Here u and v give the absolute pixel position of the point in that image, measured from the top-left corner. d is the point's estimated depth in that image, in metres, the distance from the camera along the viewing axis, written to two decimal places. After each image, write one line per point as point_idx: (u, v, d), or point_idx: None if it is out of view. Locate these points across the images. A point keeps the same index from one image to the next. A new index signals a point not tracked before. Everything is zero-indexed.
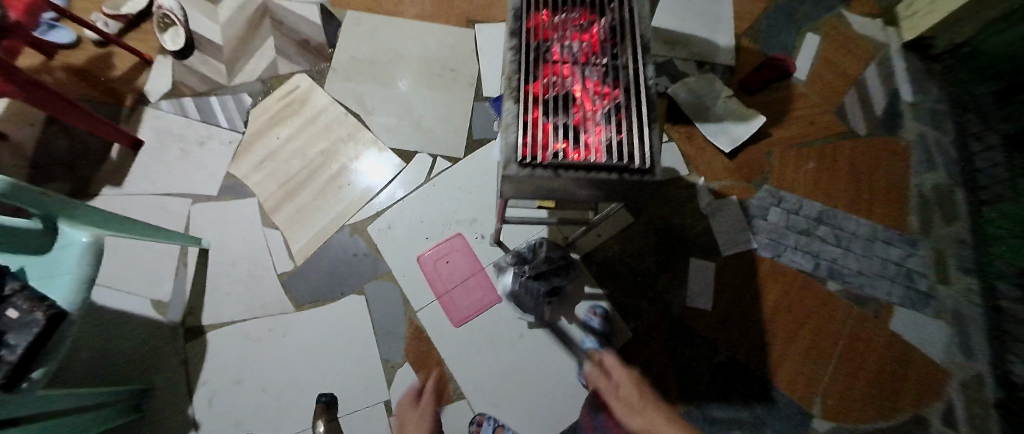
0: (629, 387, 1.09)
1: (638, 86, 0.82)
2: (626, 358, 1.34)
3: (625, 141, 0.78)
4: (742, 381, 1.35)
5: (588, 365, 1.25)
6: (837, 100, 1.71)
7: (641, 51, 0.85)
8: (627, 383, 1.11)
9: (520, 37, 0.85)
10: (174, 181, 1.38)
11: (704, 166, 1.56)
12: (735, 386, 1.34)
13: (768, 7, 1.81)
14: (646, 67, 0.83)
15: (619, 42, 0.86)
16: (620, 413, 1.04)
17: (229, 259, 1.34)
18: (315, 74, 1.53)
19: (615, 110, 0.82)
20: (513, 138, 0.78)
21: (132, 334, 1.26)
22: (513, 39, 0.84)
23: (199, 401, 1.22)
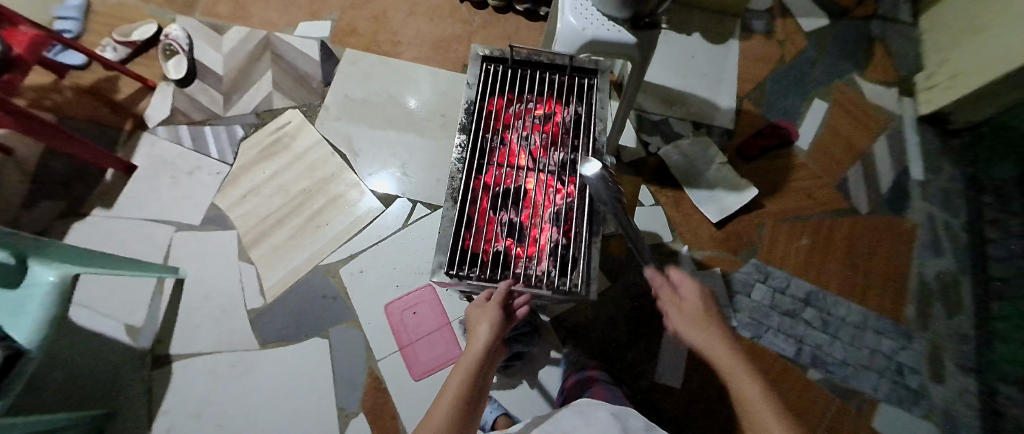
0: (706, 317, 0.79)
1: (584, 196, 0.81)
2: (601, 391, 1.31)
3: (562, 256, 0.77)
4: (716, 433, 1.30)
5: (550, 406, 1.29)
6: (841, 173, 1.62)
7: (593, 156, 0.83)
8: (706, 318, 0.79)
9: (469, 128, 0.83)
10: (162, 207, 1.42)
11: (689, 234, 1.51)
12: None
13: (776, 69, 1.75)
14: None
15: (570, 145, 0.86)
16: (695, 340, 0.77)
17: (204, 290, 1.36)
18: (308, 110, 1.56)
19: (558, 218, 0.80)
20: (447, 239, 0.75)
21: (98, 356, 1.27)
22: (463, 133, 0.83)
23: (156, 430, 1.23)
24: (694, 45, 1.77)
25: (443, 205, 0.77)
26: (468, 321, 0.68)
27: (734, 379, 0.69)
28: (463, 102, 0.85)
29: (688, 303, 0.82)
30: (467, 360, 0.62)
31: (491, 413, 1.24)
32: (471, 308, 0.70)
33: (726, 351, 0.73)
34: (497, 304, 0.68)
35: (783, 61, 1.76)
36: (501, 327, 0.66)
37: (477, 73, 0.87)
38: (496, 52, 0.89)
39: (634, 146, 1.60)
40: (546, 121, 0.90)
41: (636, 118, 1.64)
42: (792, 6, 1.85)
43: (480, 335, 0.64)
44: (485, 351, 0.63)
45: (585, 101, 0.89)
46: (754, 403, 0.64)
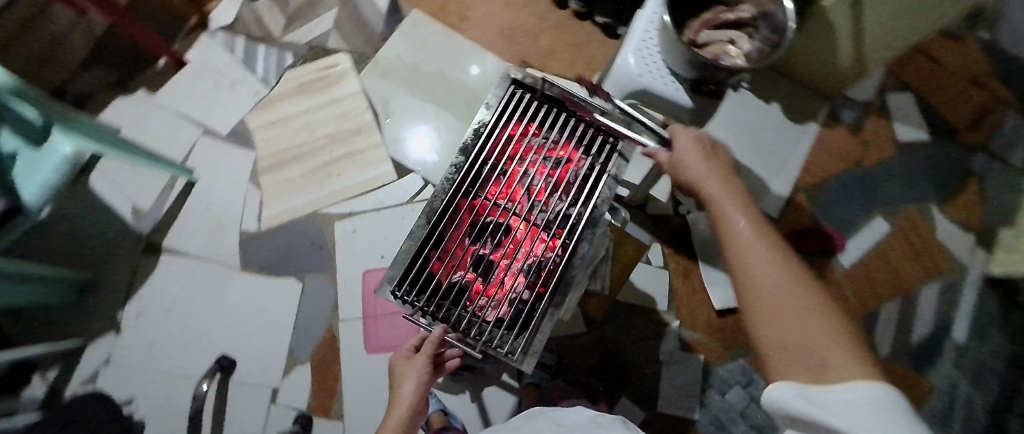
0: (712, 168, 0.74)
1: (560, 261, 0.78)
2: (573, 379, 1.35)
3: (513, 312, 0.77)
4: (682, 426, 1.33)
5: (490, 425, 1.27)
6: (873, 305, 1.47)
7: (587, 224, 0.79)
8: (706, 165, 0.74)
9: (470, 152, 0.81)
10: (197, 108, 1.47)
11: (685, 310, 1.42)
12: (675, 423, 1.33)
13: (846, 170, 1.58)
14: (580, 244, 0.78)
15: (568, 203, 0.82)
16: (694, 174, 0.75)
17: (209, 198, 1.42)
18: (357, 58, 1.55)
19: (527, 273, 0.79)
20: (406, 258, 0.76)
21: (101, 226, 1.36)
22: (462, 155, 0.81)
23: (130, 310, 1.33)
24: (768, 116, 1.61)
25: (415, 222, 0.77)
26: (395, 375, 0.73)
27: (723, 211, 0.65)
28: (473, 122, 0.82)
29: (690, 161, 0.76)
30: (394, 417, 0.66)
31: (432, 405, 1.25)
32: (399, 361, 0.74)
33: (722, 193, 0.69)
34: (424, 358, 0.73)
35: (859, 164, 1.59)
36: (427, 381, 0.71)
37: (499, 96, 0.83)
38: (529, 77, 0.83)
39: (664, 201, 1.49)
40: (557, 165, 0.84)
41: None
42: (893, 105, 1.62)
43: (405, 391, 0.69)
44: (411, 409, 0.67)
45: (603, 160, 0.83)
46: (739, 234, 0.61)
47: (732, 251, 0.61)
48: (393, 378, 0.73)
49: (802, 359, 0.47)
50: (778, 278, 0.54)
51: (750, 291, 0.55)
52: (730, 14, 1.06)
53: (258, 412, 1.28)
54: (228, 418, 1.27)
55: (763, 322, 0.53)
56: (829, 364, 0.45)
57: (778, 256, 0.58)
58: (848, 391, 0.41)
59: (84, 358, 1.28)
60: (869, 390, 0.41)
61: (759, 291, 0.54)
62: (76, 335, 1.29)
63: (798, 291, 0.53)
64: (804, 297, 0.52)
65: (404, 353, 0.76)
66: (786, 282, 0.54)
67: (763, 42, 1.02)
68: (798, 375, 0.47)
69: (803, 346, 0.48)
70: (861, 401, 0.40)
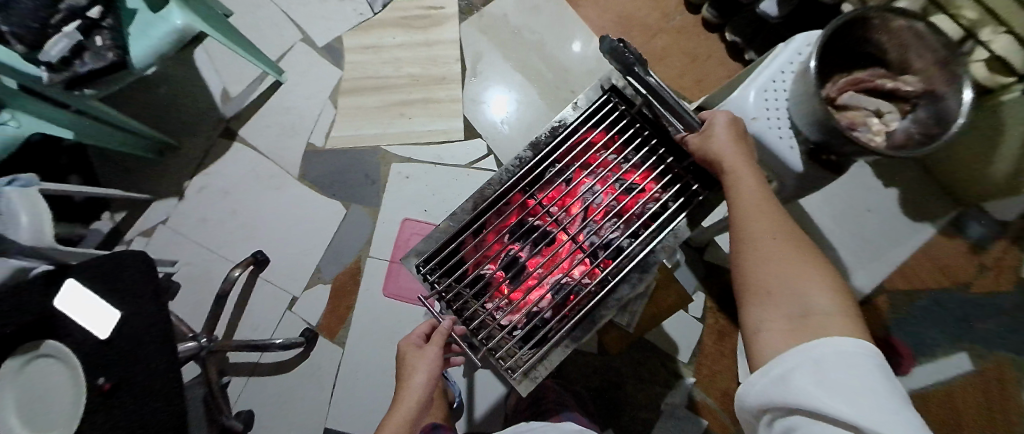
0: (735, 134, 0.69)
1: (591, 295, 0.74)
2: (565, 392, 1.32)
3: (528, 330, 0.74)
4: None
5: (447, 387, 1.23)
6: None
7: (638, 266, 0.73)
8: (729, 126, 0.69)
9: (541, 150, 0.77)
10: (303, 13, 1.50)
11: (706, 370, 1.33)
12: None
13: (948, 290, 1.35)
14: (619, 286, 0.73)
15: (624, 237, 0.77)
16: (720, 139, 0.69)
17: (289, 102, 1.46)
18: (465, 7, 1.50)
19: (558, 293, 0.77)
20: (441, 238, 0.76)
21: (192, 98, 1.45)
22: (531, 149, 0.77)
23: (195, 182, 1.43)
24: (878, 200, 1.42)
25: (463, 203, 0.76)
26: (404, 363, 0.76)
27: (736, 176, 0.64)
28: (554, 119, 0.78)
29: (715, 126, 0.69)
30: (403, 409, 0.70)
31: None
32: (408, 348, 0.78)
33: (737, 156, 0.66)
34: (434, 350, 0.76)
35: (967, 288, 1.34)
36: (435, 374, 0.75)
37: (590, 100, 0.77)
38: (629, 90, 0.77)
39: (725, 252, 1.37)
40: (626, 192, 0.79)
41: None
42: None
43: (414, 382, 0.73)
44: (418, 402, 0.71)
45: (680, 204, 0.75)
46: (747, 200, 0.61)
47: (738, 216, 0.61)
48: (402, 366, 0.76)
49: (789, 312, 0.50)
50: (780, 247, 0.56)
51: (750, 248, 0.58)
52: (887, 82, 0.91)
53: (274, 311, 1.36)
54: (249, 307, 1.36)
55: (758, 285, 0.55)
56: (812, 315, 0.49)
57: (783, 224, 0.58)
58: (823, 340, 0.45)
59: (149, 210, 1.41)
60: (839, 339, 0.45)
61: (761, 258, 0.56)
62: (147, 188, 1.42)
63: (793, 257, 0.54)
64: (799, 265, 0.54)
65: (415, 340, 0.79)
66: (783, 247, 0.56)
67: (916, 125, 0.89)
68: (781, 329, 0.50)
69: (791, 300, 0.51)
70: (846, 355, 0.43)
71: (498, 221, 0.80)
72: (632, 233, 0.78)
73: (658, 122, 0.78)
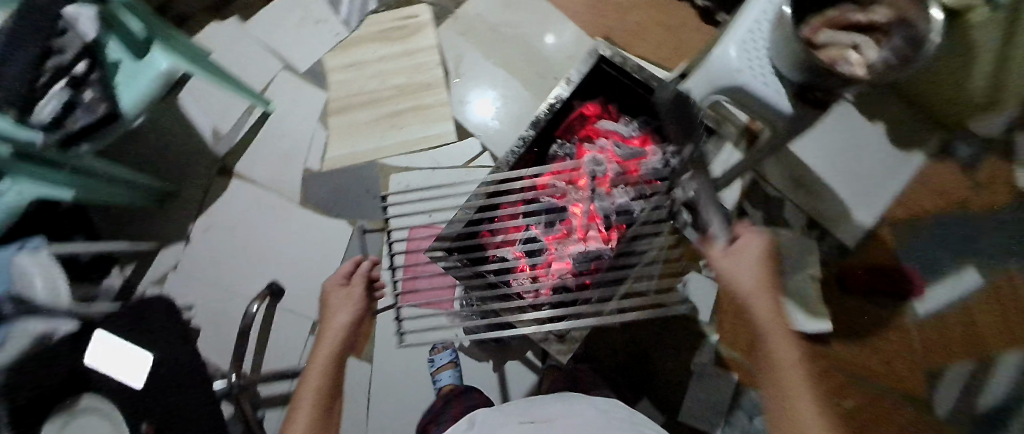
0: (766, 280, 0.60)
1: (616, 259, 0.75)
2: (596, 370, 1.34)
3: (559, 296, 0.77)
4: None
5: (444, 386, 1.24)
6: (941, 363, 1.29)
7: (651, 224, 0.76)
8: (761, 266, 0.61)
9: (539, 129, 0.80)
10: (282, 43, 1.52)
11: (728, 328, 1.34)
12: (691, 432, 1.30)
13: (948, 212, 1.38)
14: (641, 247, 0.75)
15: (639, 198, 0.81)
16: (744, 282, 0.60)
17: (280, 131, 1.48)
18: (437, 11, 1.53)
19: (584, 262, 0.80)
20: (458, 224, 0.77)
21: (184, 142, 1.46)
22: (535, 126, 0.80)
23: (199, 224, 1.43)
24: (866, 136, 1.45)
25: (476, 188, 0.79)
26: (329, 304, 0.78)
27: (771, 344, 0.56)
28: (552, 95, 0.81)
29: (745, 270, 0.61)
30: (325, 343, 0.71)
31: (447, 377, 1.26)
32: (334, 289, 0.80)
33: (767, 314, 0.58)
34: (358, 290, 0.80)
35: (964, 207, 1.37)
36: (359, 312, 0.78)
37: (582, 72, 0.80)
38: (618, 57, 0.79)
39: (728, 209, 1.41)
40: (629, 156, 0.83)
41: (750, 182, 1.43)
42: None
43: (336, 318, 0.74)
44: (342, 334, 0.73)
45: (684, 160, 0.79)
46: (790, 373, 0.53)
47: (777, 383, 0.54)
48: (326, 307, 0.78)
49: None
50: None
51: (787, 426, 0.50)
52: (858, 16, 0.95)
53: (298, 338, 1.37)
54: (273, 339, 1.37)
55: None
56: None
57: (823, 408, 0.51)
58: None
59: (158, 259, 1.42)
60: None
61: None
62: (153, 237, 1.42)
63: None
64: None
65: (338, 281, 0.82)
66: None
67: (892, 53, 0.87)
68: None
69: None
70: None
71: (512, 203, 0.85)
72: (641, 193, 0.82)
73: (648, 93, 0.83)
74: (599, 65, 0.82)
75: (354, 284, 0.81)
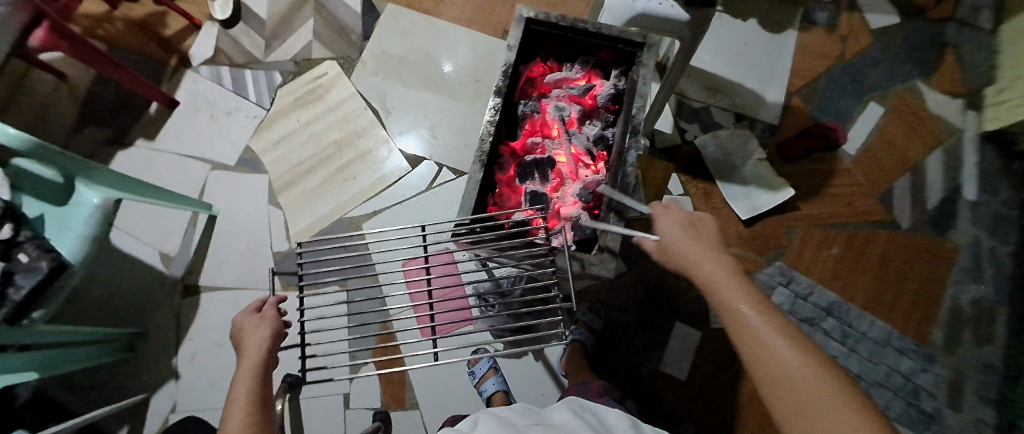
0: (706, 249, 0.69)
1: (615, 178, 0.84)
2: (625, 317, 1.37)
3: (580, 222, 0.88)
4: None
5: (496, 395, 1.21)
6: (886, 184, 1.50)
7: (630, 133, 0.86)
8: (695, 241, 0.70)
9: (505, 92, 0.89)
10: (202, 146, 1.48)
11: (715, 229, 1.48)
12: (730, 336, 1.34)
13: (833, 66, 1.61)
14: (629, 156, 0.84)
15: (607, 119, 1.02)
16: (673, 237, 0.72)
17: (234, 229, 1.42)
18: (344, 62, 1.57)
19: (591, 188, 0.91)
20: (470, 201, 0.83)
21: (135, 279, 1.37)
22: (498, 96, 0.87)
23: (184, 353, 1.33)
24: (747, 32, 1.66)
25: (471, 168, 0.84)
26: (240, 332, 0.64)
27: (720, 291, 0.62)
28: (501, 65, 0.88)
29: (675, 230, 0.73)
30: (246, 367, 0.58)
31: (492, 384, 1.23)
32: (243, 317, 0.66)
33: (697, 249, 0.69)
34: (276, 311, 0.67)
35: (843, 58, 1.62)
36: (281, 333, 0.65)
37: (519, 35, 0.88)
38: (542, 15, 0.90)
39: (670, 132, 1.56)
40: (584, 92, 1.02)
41: (676, 104, 1.59)
42: None
43: (253, 341, 0.61)
44: (266, 353, 0.60)
45: (626, 77, 0.99)
46: (740, 314, 0.57)
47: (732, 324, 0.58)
48: (235, 339, 0.64)
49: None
50: (793, 359, 0.51)
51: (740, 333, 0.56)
52: None
53: (335, 417, 1.28)
54: (308, 429, 1.27)
55: (786, 402, 0.48)
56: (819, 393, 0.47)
57: (779, 324, 0.55)
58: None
59: (150, 409, 1.28)
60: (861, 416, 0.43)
61: (771, 363, 0.51)
62: (136, 389, 1.29)
63: (811, 370, 0.49)
64: (816, 373, 0.49)
65: (250, 310, 0.68)
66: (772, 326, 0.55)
67: None
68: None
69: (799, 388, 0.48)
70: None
71: (505, 173, 0.98)
72: (605, 122, 1.01)
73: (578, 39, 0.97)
74: (528, 27, 0.93)
75: (268, 305, 0.68)
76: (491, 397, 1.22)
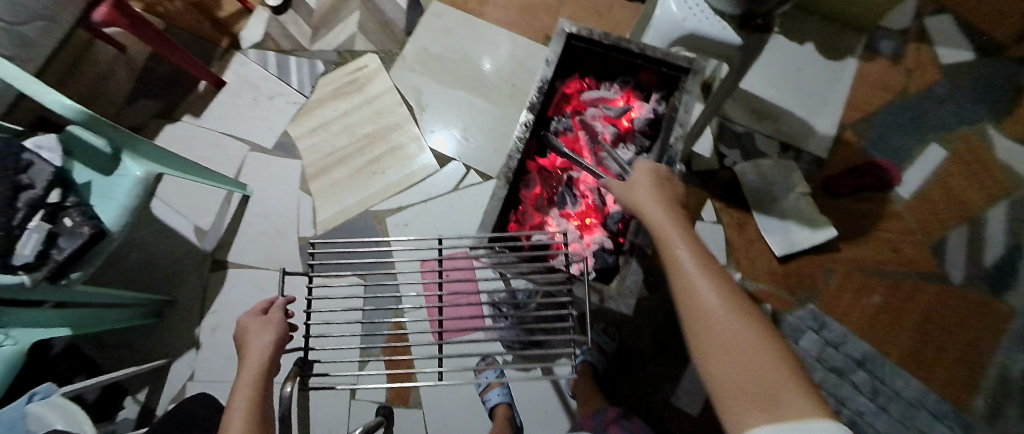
0: (666, 209, 0.67)
1: None
2: (640, 342, 1.33)
3: (605, 250, 0.91)
4: None
5: (500, 407, 1.20)
6: (939, 233, 1.39)
7: (665, 163, 0.83)
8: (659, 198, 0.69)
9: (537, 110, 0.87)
10: (243, 127, 1.53)
11: (746, 262, 1.42)
12: None
13: (893, 101, 1.51)
14: None
15: (641, 142, 1.00)
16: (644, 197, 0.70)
17: (265, 210, 1.46)
18: (385, 56, 1.59)
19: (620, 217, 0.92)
20: (492, 217, 0.81)
21: (170, 249, 1.43)
22: (531, 112, 0.86)
23: (207, 325, 1.38)
24: (802, 57, 1.57)
25: (495, 185, 0.82)
26: (244, 335, 0.67)
27: (671, 252, 0.61)
28: (538, 79, 0.87)
29: (643, 190, 0.71)
30: (248, 369, 0.63)
31: (497, 395, 1.22)
32: (248, 320, 0.70)
33: (657, 208, 0.67)
34: (280, 316, 0.71)
35: (905, 93, 1.51)
36: (284, 337, 0.69)
37: (558, 50, 0.86)
38: (584, 30, 0.87)
39: (707, 156, 1.50)
40: (620, 114, 1.00)
41: (717, 127, 1.52)
42: (933, 28, 1.54)
43: (256, 346, 0.65)
44: (267, 359, 0.64)
45: (667, 101, 0.97)
46: (687, 272, 0.57)
47: (678, 280, 0.58)
48: (240, 340, 0.68)
49: (758, 405, 0.45)
50: (732, 321, 0.52)
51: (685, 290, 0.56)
52: None
53: (340, 406, 1.30)
54: (314, 415, 1.30)
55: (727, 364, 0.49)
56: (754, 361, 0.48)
57: (723, 286, 0.56)
58: (805, 426, 0.41)
59: (170, 375, 1.34)
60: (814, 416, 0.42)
61: (714, 327, 0.52)
62: (160, 355, 1.35)
63: (757, 343, 0.49)
64: (756, 339, 0.50)
65: (255, 313, 0.72)
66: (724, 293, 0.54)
67: None
68: (755, 418, 0.45)
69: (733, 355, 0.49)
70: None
71: (529, 191, 0.97)
72: (639, 147, 0.99)
73: (620, 58, 0.94)
74: (569, 42, 0.91)
75: (273, 310, 0.72)
76: (494, 408, 1.21)
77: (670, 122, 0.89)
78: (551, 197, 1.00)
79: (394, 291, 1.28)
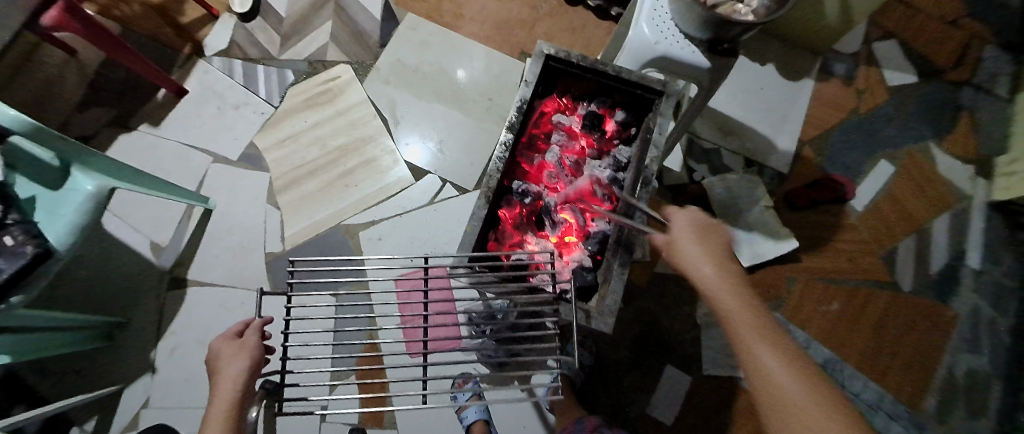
0: (712, 254, 0.66)
1: (623, 228, 0.85)
2: (615, 353, 1.35)
3: (586, 267, 0.92)
4: (730, 385, 1.31)
5: (476, 424, 1.19)
6: (890, 243, 1.48)
7: (642, 183, 0.86)
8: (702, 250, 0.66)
9: (516, 131, 0.88)
10: (206, 137, 1.47)
11: None
12: (721, 384, 1.31)
13: (846, 120, 1.60)
14: (640, 206, 0.85)
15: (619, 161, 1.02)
16: (686, 240, 0.68)
17: (229, 225, 1.40)
18: (359, 67, 1.56)
19: (600, 235, 0.95)
20: (471, 237, 0.81)
21: (124, 267, 1.34)
22: (510, 131, 0.87)
23: (163, 348, 1.30)
24: (765, 77, 1.65)
25: (475, 204, 0.83)
26: (216, 362, 0.63)
27: (720, 300, 0.60)
28: (516, 100, 0.88)
29: (684, 231, 0.69)
30: (221, 402, 0.58)
31: (474, 412, 1.21)
32: (220, 344, 0.65)
33: (699, 254, 0.66)
34: (256, 340, 0.67)
35: (857, 111, 1.61)
36: (259, 362, 0.65)
37: (536, 72, 0.87)
38: (561, 52, 0.89)
39: (678, 171, 1.55)
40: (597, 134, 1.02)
41: (687, 142, 1.58)
42: (882, 52, 1.65)
43: (229, 373, 0.61)
44: (242, 386, 0.61)
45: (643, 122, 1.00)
46: (742, 329, 0.55)
47: (736, 344, 0.56)
48: (211, 366, 0.63)
49: None
50: (803, 394, 0.48)
51: (741, 347, 0.55)
52: None
53: (310, 429, 1.25)
54: None
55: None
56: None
57: (784, 347, 0.53)
58: None
59: (122, 402, 1.25)
60: None
61: (772, 390, 0.50)
62: (110, 380, 1.26)
63: (821, 405, 0.47)
64: (820, 402, 0.47)
65: (228, 336, 0.68)
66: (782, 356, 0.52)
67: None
68: None
69: (802, 420, 0.47)
70: None
71: (509, 211, 0.98)
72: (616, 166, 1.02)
73: (595, 79, 0.96)
74: (547, 63, 0.92)
75: (248, 333, 0.68)
76: (470, 425, 1.20)
77: (647, 141, 0.92)
78: (530, 216, 1.01)
79: (368, 308, 1.25)
